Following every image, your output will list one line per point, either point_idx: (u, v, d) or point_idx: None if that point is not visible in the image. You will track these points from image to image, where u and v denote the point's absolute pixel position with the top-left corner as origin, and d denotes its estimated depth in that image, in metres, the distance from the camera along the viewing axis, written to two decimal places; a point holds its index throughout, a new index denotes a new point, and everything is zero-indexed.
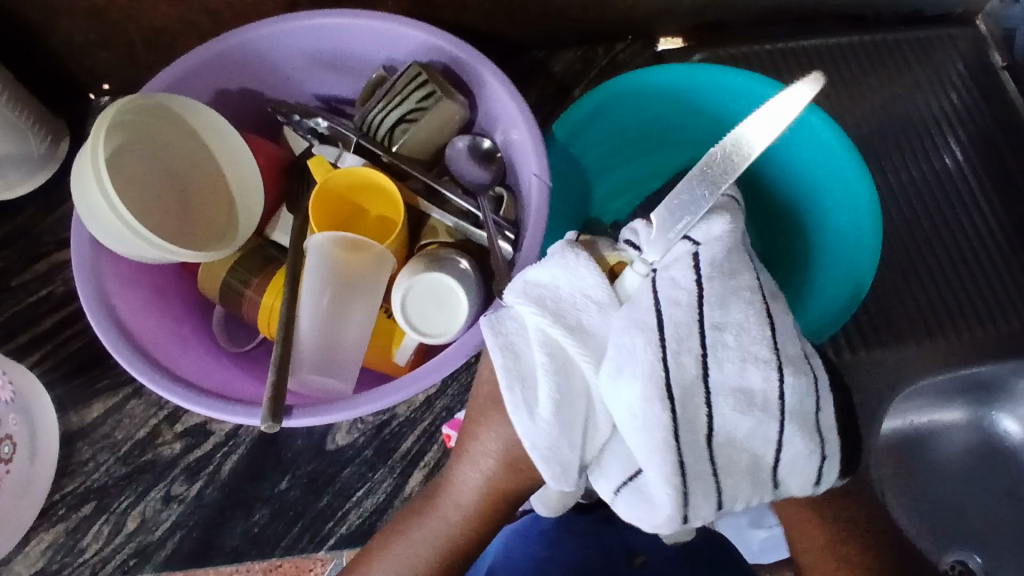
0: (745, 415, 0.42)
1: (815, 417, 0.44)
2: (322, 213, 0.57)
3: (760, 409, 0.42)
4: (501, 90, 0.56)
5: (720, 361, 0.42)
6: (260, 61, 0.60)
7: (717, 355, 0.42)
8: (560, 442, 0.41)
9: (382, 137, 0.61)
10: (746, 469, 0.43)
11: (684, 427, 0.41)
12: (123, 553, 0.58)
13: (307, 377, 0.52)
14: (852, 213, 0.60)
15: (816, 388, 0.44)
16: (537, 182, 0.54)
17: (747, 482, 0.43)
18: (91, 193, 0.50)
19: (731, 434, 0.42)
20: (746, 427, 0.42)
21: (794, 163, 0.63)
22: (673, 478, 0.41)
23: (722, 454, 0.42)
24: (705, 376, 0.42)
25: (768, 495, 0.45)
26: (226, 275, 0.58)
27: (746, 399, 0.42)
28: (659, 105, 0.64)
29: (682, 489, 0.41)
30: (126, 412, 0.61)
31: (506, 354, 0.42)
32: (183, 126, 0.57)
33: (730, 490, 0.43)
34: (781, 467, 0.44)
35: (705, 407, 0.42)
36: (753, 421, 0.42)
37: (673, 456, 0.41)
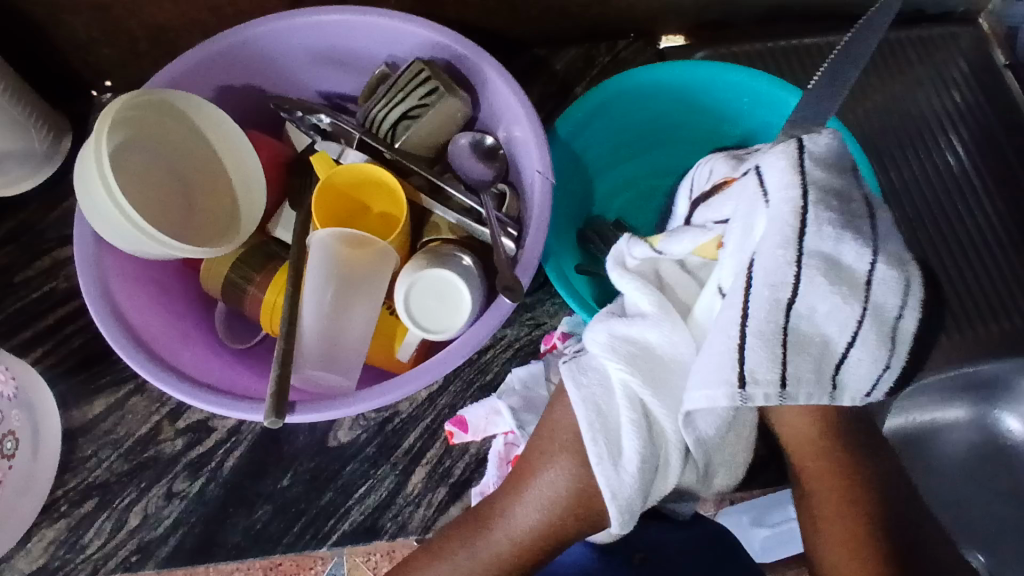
0: (831, 288, 0.38)
1: (894, 323, 0.39)
2: (324, 209, 0.57)
3: (845, 285, 0.38)
4: (504, 86, 0.56)
5: (817, 228, 0.38)
6: (263, 58, 0.60)
7: (816, 221, 0.38)
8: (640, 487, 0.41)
9: (385, 134, 0.61)
10: (815, 350, 0.39)
11: (765, 293, 0.38)
12: (124, 550, 0.58)
13: (309, 372, 0.51)
14: None
15: (905, 292, 0.39)
16: (540, 178, 0.54)
17: (813, 371, 0.39)
18: (95, 189, 0.50)
19: (810, 310, 0.38)
20: (827, 302, 0.38)
21: None
22: (746, 347, 0.38)
23: (798, 332, 0.38)
24: (800, 239, 0.38)
25: (826, 398, 0.40)
26: (228, 271, 0.58)
27: (836, 272, 0.38)
28: (662, 102, 0.64)
29: (756, 356, 0.38)
30: (129, 409, 0.61)
31: (590, 410, 0.41)
32: (186, 121, 0.57)
33: (795, 366, 0.38)
34: (845, 366, 0.39)
35: (791, 261, 0.38)
36: (836, 300, 0.38)
37: (745, 330, 0.38)
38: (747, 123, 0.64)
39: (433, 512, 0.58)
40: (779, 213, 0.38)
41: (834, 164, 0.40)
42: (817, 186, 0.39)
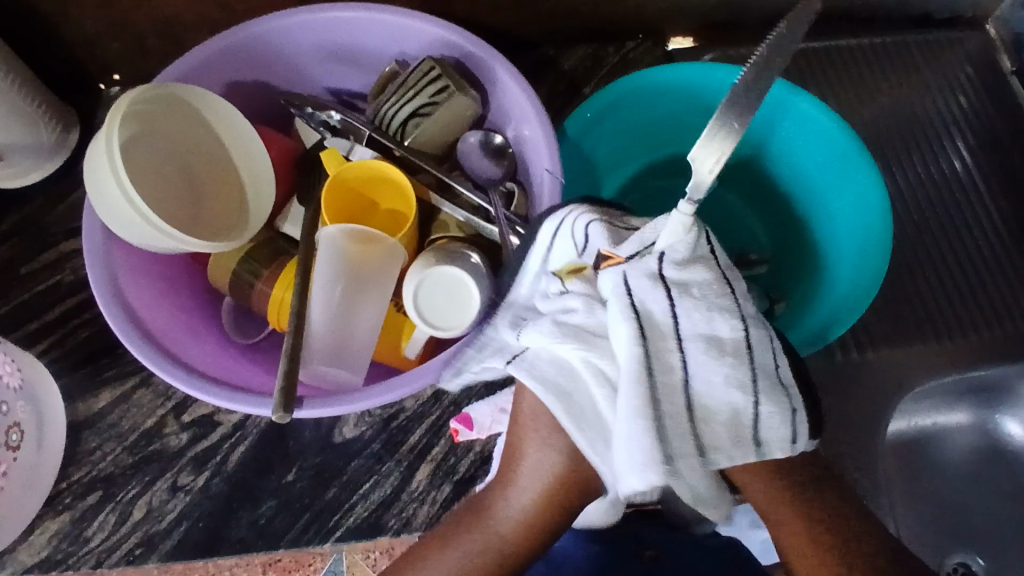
0: (718, 360, 0.39)
1: (776, 371, 0.40)
2: (334, 205, 0.57)
3: (731, 357, 0.39)
4: (514, 85, 0.57)
5: (687, 311, 0.39)
6: (271, 53, 0.60)
7: (684, 306, 0.39)
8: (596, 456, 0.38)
9: (394, 131, 0.61)
10: (723, 421, 0.39)
11: (655, 382, 0.38)
12: (128, 543, 0.57)
13: (318, 368, 0.52)
14: (862, 232, 0.59)
15: (773, 343, 0.41)
16: (549, 178, 0.55)
17: (726, 436, 0.39)
18: (105, 182, 0.50)
19: (706, 383, 0.39)
20: (720, 373, 0.39)
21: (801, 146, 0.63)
22: (649, 434, 0.36)
23: (699, 405, 0.39)
24: (674, 325, 0.39)
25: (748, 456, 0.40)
26: (236, 266, 0.58)
27: (716, 345, 0.39)
28: (671, 104, 0.64)
29: (655, 440, 0.36)
30: (134, 402, 0.61)
31: (553, 391, 0.39)
32: (195, 115, 0.57)
33: (707, 436, 0.39)
34: (762, 423, 0.39)
35: (672, 350, 0.39)
36: (727, 369, 0.39)
37: (651, 409, 0.37)
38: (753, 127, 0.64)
39: (438, 509, 0.58)
40: (648, 307, 0.39)
41: (690, 260, 0.40)
42: (676, 284, 0.40)
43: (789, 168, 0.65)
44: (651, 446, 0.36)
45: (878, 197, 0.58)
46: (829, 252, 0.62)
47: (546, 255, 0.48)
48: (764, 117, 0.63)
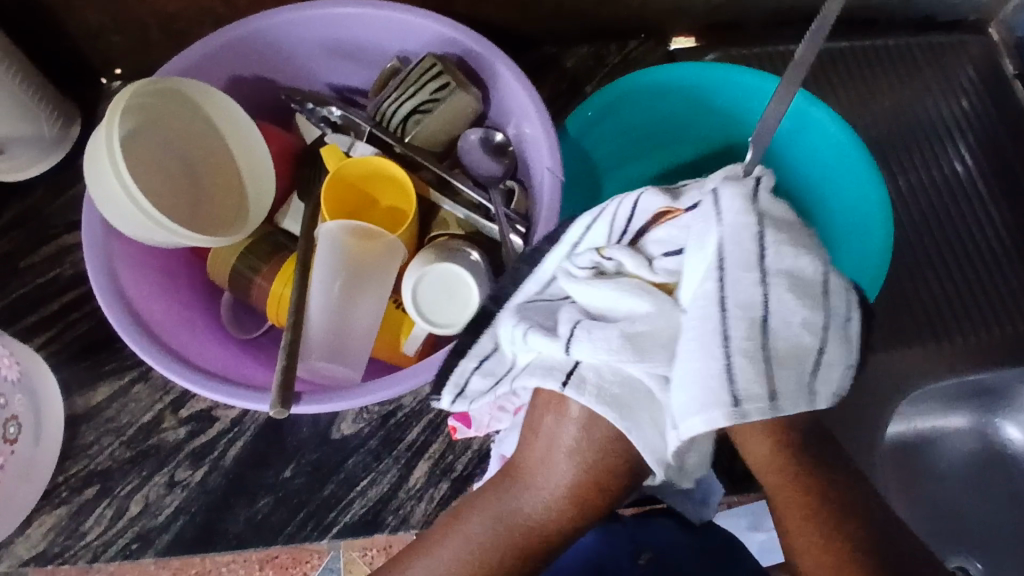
0: (798, 303, 0.38)
1: (842, 324, 0.40)
2: (334, 201, 0.57)
3: (809, 301, 0.38)
4: (515, 82, 0.56)
5: (776, 249, 0.38)
6: (273, 48, 0.60)
7: (773, 243, 0.38)
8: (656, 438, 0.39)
9: (395, 128, 0.61)
10: (795, 364, 0.38)
11: (733, 313, 0.37)
12: (125, 538, 0.57)
13: (315, 363, 0.51)
14: (863, 238, 0.59)
15: (846, 299, 0.41)
16: (550, 176, 0.55)
17: (795, 378, 0.38)
18: (104, 175, 0.50)
19: (783, 324, 0.38)
20: (798, 314, 0.38)
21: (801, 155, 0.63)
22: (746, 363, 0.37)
23: (775, 348, 0.38)
24: (762, 259, 0.38)
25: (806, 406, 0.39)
26: (235, 261, 0.58)
27: (799, 286, 0.38)
28: (673, 103, 0.65)
29: (752, 375, 0.37)
30: (132, 396, 0.61)
31: (612, 404, 0.38)
32: (197, 110, 0.57)
33: (779, 382, 0.38)
34: (821, 371, 0.39)
35: (756, 283, 0.37)
36: (805, 313, 0.38)
37: (754, 339, 0.37)
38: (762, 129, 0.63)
39: (434, 507, 0.58)
40: (739, 237, 0.38)
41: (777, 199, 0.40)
42: (771, 217, 0.39)
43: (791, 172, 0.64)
44: (756, 375, 0.37)
45: (879, 199, 0.59)
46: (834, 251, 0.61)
47: (573, 247, 0.48)
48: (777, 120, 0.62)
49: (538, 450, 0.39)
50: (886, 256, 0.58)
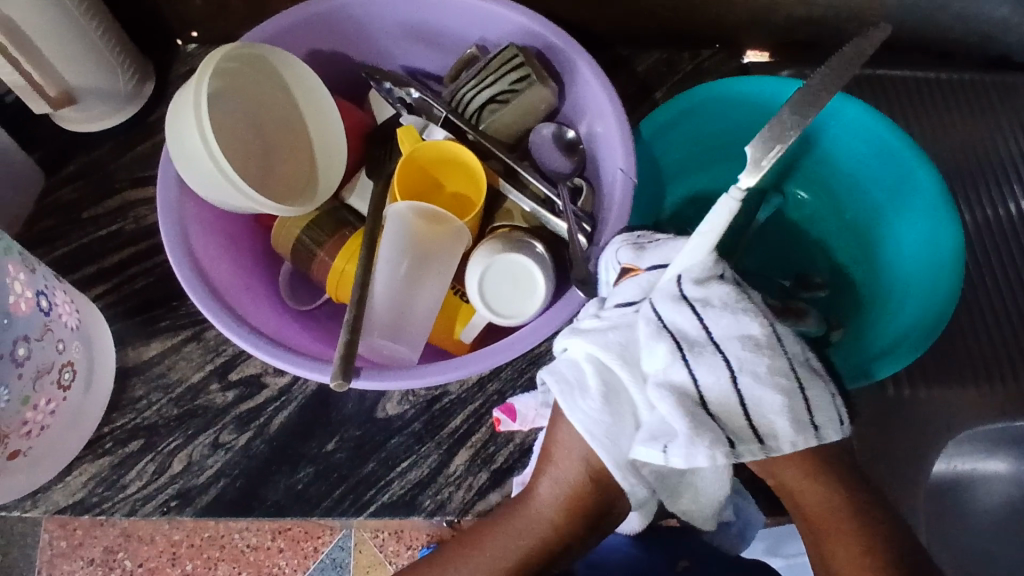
0: (755, 354, 0.40)
1: (807, 363, 0.41)
2: (404, 182, 0.57)
3: (764, 352, 0.40)
4: (593, 79, 0.57)
5: (717, 317, 0.40)
6: (353, 24, 0.60)
7: (714, 313, 0.40)
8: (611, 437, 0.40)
9: (470, 115, 0.61)
10: (772, 411, 0.39)
11: (701, 374, 0.39)
12: (164, 494, 0.58)
13: (376, 341, 0.52)
14: (931, 262, 0.58)
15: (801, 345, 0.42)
16: (622, 177, 0.54)
17: (783, 422, 0.39)
18: (186, 131, 0.50)
19: (753, 377, 0.39)
20: (760, 365, 0.39)
21: (849, 167, 0.65)
22: (705, 435, 0.38)
23: (747, 395, 0.39)
24: (707, 331, 0.40)
25: (782, 445, 0.40)
26: (300, 232, 0.58)
27: (755, 340, 0.40)
28: (749, 116, 0.63)
29: (743, 424, 0.39)
30: (183, 355, 0.61)
31: (560, 386, 0.41)
32: (278, 79, 0.57)
33: (761, 426, 0.39)
34: (812, 405, 0.40)
35: (712, 353, 0.40)
36: (767, 360, 0.40)
37: (702, 414, 0.39)
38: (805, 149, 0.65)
39: (472, 496, 0.58)
40: (674, 313, 0.40)
41: (709, 277, 0.41)
42: (694, 283, 0.41)
43: (866, 198, 0.65)
44: (709, 443, 0.38)
45: (951, 230, 0.57)
46: (897, 285, 0.61)
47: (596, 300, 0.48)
48: (856, 133, 0.62)
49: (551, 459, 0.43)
50: (955, 268, 0.56)
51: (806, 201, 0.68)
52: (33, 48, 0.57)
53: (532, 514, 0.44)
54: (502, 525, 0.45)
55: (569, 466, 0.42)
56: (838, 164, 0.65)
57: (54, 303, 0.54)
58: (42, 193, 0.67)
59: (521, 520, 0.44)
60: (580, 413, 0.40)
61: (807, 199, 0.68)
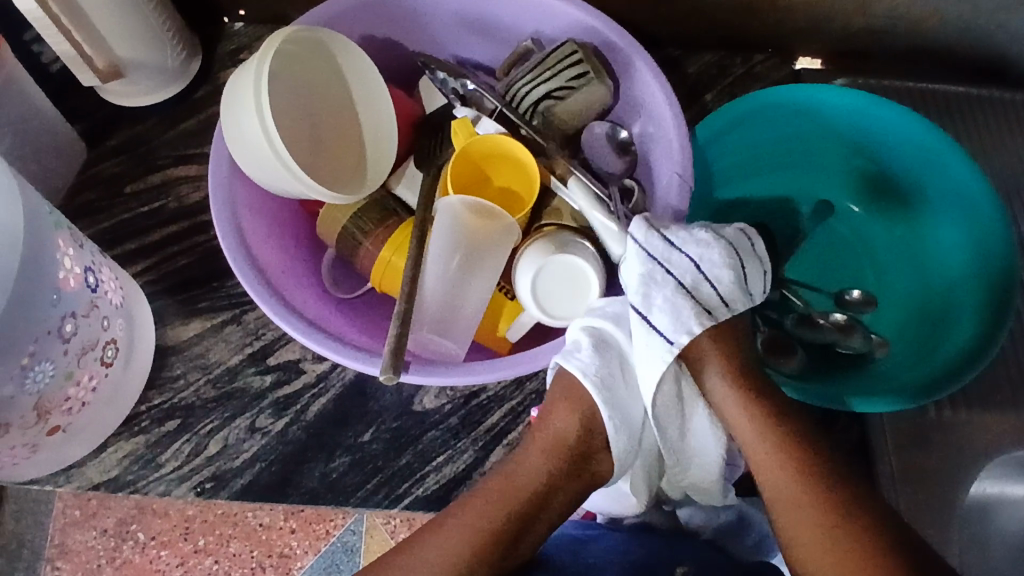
0: (705, 244, 0.47)
1: (746, 242, 0.50)
2: (456, 176, 0.57)
3: (710, 241, 0.47)
4: (653, 80, 0.56)
5: (671, 227, 0.48)
6: (408, 10, 0.60)
7: (667, 228, 0.48)
8: (607, 374, 0.46)
9: (525, 110, 0.61)
10: (728, 280, 0.47)
11: (674, 273, 0.46)
12: (199, 475, 0.58)
13: (425, 335, 0.51)
14: (973, 220, 0.59)
15: (738, 230, 0.50)
16: (679, 180, 0.54)
17: (737, 286, 0.47)
18: (243, 112, 0.50)
19: (709, 260, 0.47)
20: (711, 250, 0.47)
21: (871, 164, 0.64)
22: (679, 311, 0.45)
23: (708, 272, 0.47)
24: (670, 242, 0.47)
25: (743, 303, 0.47)
26: (346, 220, 0.58)
27: (701, 233, 0.48)
28: (801, 123, 0.63)
29: (712, 292, 0.46)
30: (222, 336, 0.61)
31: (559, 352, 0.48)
32: (334, 63, 0.57)
33: (724, 291, 0.46)
34: (751, 275, 0.49)
35: (676, 254, 0.47)
36: (715, 244, 0.47)
37: (681, 295, 0.46)
38: (849, 155, 0.65)
39: None
40: (641, 240, 0.47)
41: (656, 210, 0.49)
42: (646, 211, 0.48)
43: (901, 201, 0.65)
44: (684, 314, 0.45)
45: (981, 186, 0.58)
46: (945, 270, 0.62)
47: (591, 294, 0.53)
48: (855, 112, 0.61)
49: (546, 418, 0.48)
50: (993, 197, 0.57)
51: (850, 211, 0.67)
52: (87, 21, 0.57)
53: (533, 458, 0.47)
54: (493, 483, 0.47)
55: (563, 423, 0.47)
56: (866, 167, 0.65)
57: (101, 280, 0.54)
58: (85, 164, 0.67)
59: (512, 476, 0.47)
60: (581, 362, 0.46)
61: (851, 211, 0.67)
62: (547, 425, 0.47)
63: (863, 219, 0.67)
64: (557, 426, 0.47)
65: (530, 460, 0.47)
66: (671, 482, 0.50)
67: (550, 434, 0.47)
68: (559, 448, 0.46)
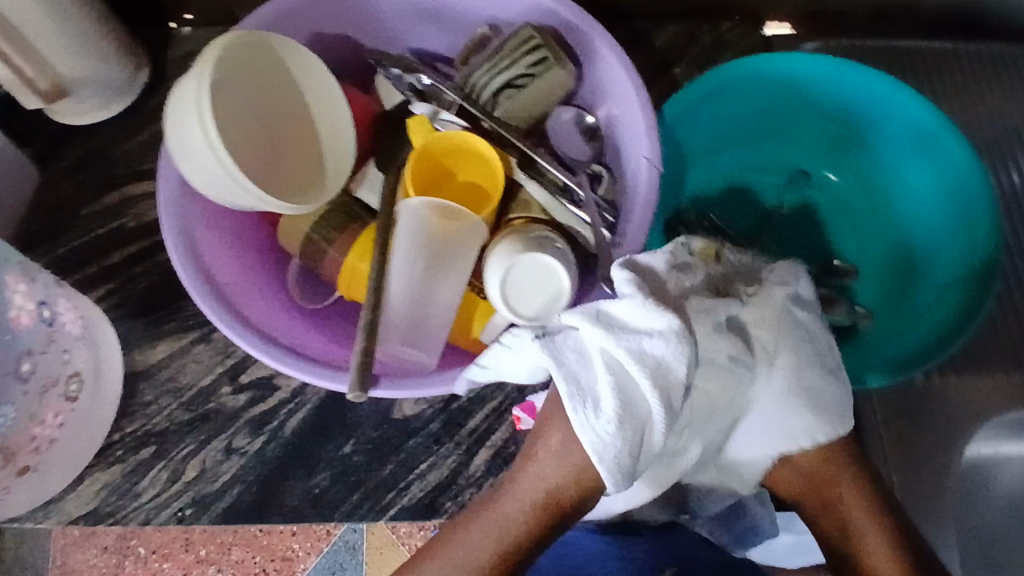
0: None
1: None
2: (418, 175, 0.55)
3: None
4: (614, 61, 0.54)
5: None
6: (356, 4, 0.57)
7: None
8: (627, 457, 0.37)
9: (484, 101, 0.58)
10: None
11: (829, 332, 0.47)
12: (179, 501, 0.56)
13: (395, 348, 0.50)
14: (956, 192, 0.57)
15: None
16: (647, 165, 0.53)
17: None
18: (187, 128, 0.48)
19: None
20: None
21: (845, 128, 0.62)
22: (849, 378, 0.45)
23: None
24: None
25: None
26: (309, 229, 0.56)
27: None
28: (768, 94, 0.60)
29: None
30: (192, 357, 0.59)
31: (574, 391, 0.38)
32: (281, 67, 0.55)
33: None
34: None
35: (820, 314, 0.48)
36: None
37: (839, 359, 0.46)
38: (822, 122, 0.63)
39: None
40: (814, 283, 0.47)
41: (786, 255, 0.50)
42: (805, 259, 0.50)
43: (878, 165, 0.63)
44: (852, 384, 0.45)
45: (966, 165, 0.56)
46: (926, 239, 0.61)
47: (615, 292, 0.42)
48: (827, 81, 0.59)
49: (531, 459, 0.41)
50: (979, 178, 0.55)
51: (826, 180, 0.66)
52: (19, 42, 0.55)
53: (512, 505, 0.41)
54: (470, 529, 0.42)
55: (546, 470, 0.40)
56: (840, 133, 0.63)
57: (57, 313, 0.52)
58: (39, 188, 0.64)
59: (489, 523, 0.42)
60: (605, 427, 0.37)
61: (828, 179, 0.66)
62: (529, 470, 0.41)
63: (839, 187, 0.65)
64: (541, 475, 0.40)
65: (509, 506, 0.41)
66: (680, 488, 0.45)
67: (531, 481, 0.41)
68: (541, 496, 0.41)
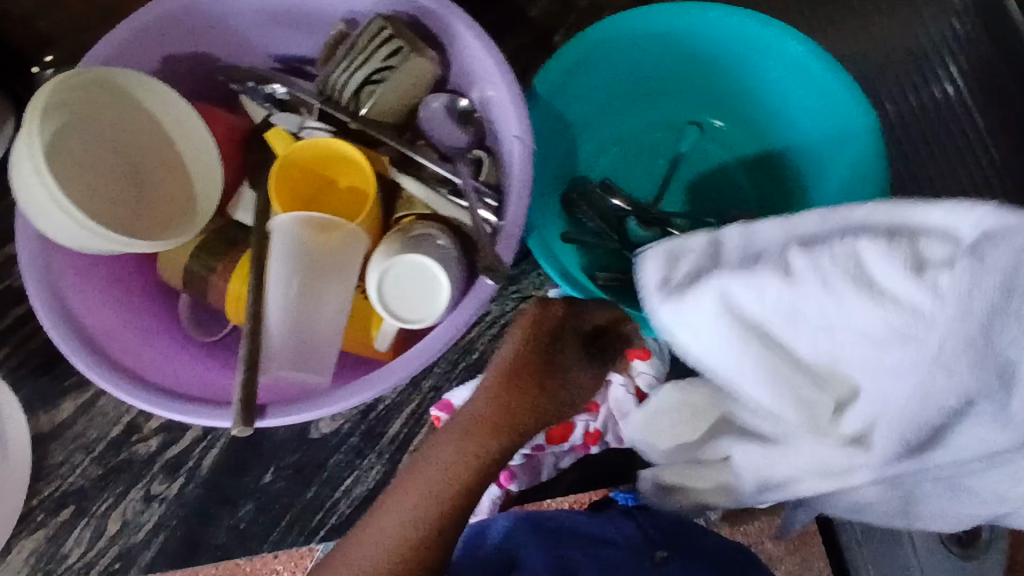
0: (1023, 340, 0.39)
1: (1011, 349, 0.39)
2: (284, 189, 0.53)
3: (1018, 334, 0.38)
4: (472, 40, 0.52)
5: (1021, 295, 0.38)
6: (204, 21, 0.55)
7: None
8: (686, 325, 0.44)
9: (347, 101, 0.56)
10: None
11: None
12: (106, 558, 0.56)
13: (282, 372, 0.48)
14: (842, 127, 0.56)
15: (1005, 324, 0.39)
16: (519, 144, 0.50)
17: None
18: (30, 185, 0.46)
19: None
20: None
21: (727, 75, 0.61)
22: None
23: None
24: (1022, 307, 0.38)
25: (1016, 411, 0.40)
26: (189, 259, 0.54)
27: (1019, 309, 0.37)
28: (640, 51, 0.58)
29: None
30: (97, 412, 0.57)
31: (666, 268, 0.43)
32: (131, 101, 0.52)
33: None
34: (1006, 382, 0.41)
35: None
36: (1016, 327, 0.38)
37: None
38: (703, 69, 0.61)
39: None
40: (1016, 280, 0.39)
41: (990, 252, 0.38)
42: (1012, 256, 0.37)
43: (763, 106, 0.62)
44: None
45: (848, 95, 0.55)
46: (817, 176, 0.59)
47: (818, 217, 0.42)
48: (696, 28, 0.57)
49: (487, 386, 0.45)
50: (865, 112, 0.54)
51: (714, 129, 0.65)
52: None
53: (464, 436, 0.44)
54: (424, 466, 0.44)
55: (496, 395, 0.45)
56: (722, 79, 0.61)
57: None
58: None
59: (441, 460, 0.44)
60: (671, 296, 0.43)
61: (716, 127, 0.65)
62: (483, 397, 0.45)
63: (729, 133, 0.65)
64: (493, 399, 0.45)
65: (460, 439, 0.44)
66: (889, 457, 0.43)
67: (484, 407, 0.45)
68: (490, 423, 0.44)
